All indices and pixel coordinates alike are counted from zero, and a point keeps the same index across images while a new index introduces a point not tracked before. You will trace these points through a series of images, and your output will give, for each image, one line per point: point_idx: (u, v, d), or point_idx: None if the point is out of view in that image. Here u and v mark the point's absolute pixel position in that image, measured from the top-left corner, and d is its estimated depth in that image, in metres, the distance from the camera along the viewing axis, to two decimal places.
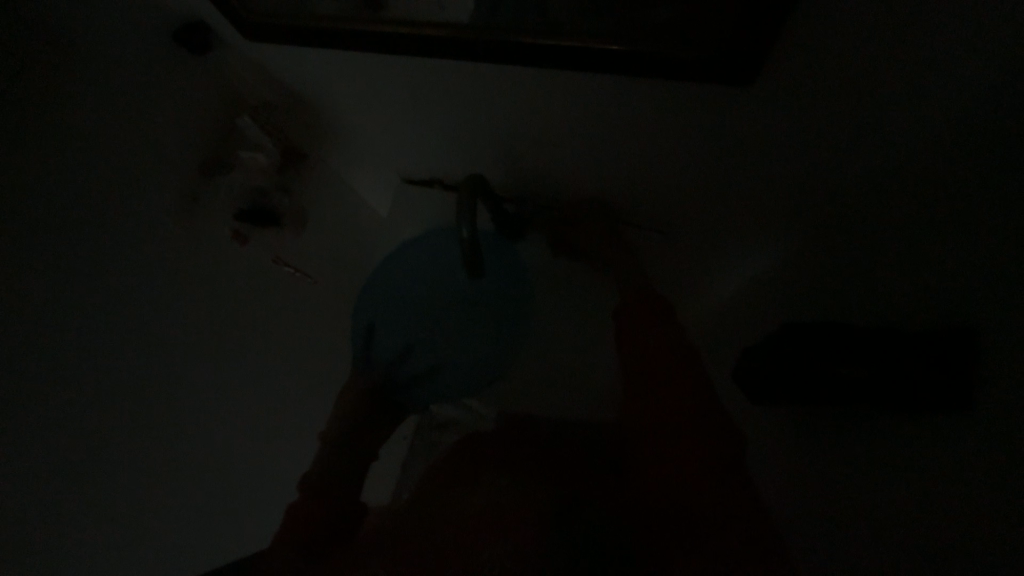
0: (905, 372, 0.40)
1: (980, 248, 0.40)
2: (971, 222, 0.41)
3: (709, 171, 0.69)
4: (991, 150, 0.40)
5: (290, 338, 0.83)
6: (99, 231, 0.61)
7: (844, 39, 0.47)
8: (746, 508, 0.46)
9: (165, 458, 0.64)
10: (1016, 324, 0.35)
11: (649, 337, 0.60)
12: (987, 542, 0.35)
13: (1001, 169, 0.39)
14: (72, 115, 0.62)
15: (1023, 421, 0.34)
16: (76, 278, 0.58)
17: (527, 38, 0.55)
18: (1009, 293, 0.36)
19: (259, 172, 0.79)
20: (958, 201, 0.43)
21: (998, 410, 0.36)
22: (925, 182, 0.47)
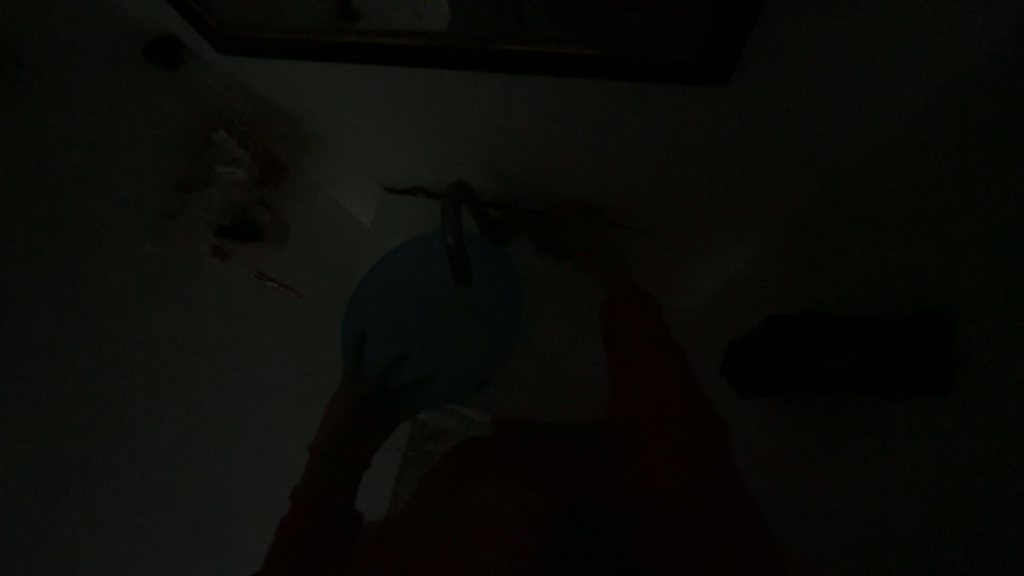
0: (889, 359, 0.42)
1: (955, 236, 0.41)
2: (946, 211, 0.43)
3: (689, 172, 0.70)
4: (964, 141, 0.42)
5: (279, 352, 0.84)
6: (77, 251, 0.58)
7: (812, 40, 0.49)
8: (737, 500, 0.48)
9: (151, 481, 0.64)
10: (989, 307, 0.37)
11: (634, 335, 0.61)
12: (968, 517, 0.36)
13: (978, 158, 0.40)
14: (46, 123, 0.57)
15: (999, 400, 0.35)
16: (54, 302, 0.55)
17: (503, 44, 0.56)
18: (985, 279, 0.38)
19: (239, 186, 0.75)
20: (936, 191, 0.44)
21: (974, 389, 0.37)
22: (916, 175, 0.48)
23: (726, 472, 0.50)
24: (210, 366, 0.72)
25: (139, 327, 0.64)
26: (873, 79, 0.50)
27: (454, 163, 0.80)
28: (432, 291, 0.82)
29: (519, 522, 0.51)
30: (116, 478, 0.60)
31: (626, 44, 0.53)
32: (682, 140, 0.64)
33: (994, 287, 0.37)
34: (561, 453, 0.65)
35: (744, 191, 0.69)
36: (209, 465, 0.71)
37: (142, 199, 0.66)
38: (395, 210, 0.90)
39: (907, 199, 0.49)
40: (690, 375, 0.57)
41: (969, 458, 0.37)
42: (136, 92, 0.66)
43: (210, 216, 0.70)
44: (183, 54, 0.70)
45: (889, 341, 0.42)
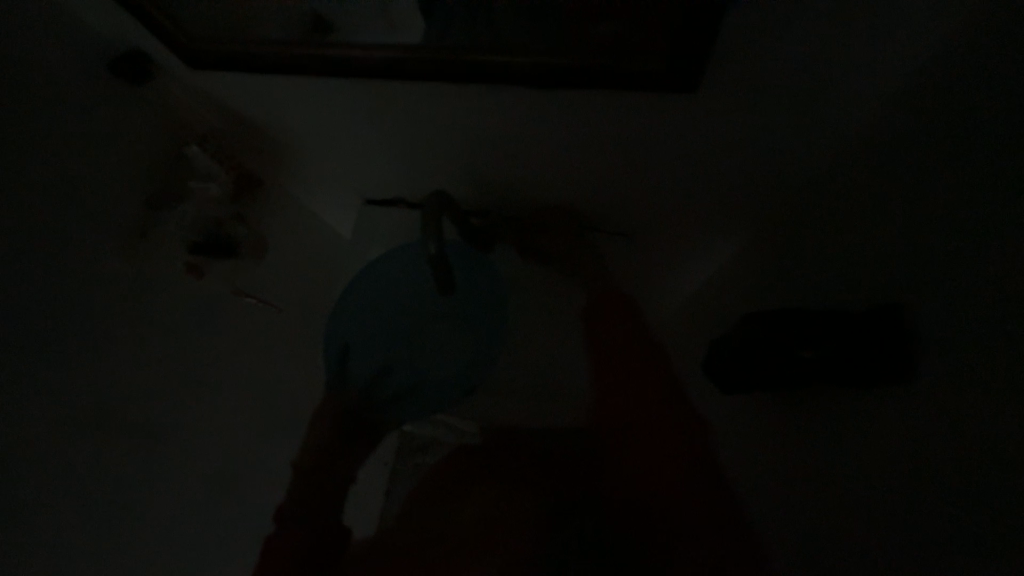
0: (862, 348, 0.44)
1: (931, 230, 0.43)
2: (917, 204, 0.45)
3: (670, 174, 0.71)
4: (936, 139, 0.44)
5: (260, 370, 0.81)
6: (45, 269, 0.56)
7: (778, 44, 0.52)
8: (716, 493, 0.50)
9: (127, 509, 0.61)
10: (969, 297, 0.39)
11: (616, 336, 0.62)
12: (951, 501, 0.37)
13: (947, 155, 0.43)
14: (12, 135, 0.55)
15: (985, 387, 0.36)
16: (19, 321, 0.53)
17: (483, 57, 0.58)
18: (954, 264, 0.40)
19: (212, 202, 0.73)
20: (910, 186, 0.46)
21: (953, 377, 0.39)
22: (884, 171, 0.50)
23: (706, 466, 0.52)
24: (187, 388, 0.70)
25: (111, 350, 0.62)
26: (840, 79, 0.53)
27: (432, 172, 0.79)
28: (417, 300, 0.81)
29: (514, 527, 0.51)
30: (89, 508, 0.58)
31: (600, 53, 0.55)
32: (661, 142, 0.66)
33: (964, 276, 0.39)
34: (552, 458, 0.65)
35: (723, 192, 0.71)
36: (188, 490, 0.69)
37: (113, 217, 0.65)
38: (373, 220, 0.88)
39: (877, 194, 0.50)
40: (666, 371, 0.58)
41: (939, 442, 0.39)
42: (101, 106, 0.64)
43: (187, 236, 0.70)
44: (152, 67, 0.69)
45: (870, 332, 0.44)
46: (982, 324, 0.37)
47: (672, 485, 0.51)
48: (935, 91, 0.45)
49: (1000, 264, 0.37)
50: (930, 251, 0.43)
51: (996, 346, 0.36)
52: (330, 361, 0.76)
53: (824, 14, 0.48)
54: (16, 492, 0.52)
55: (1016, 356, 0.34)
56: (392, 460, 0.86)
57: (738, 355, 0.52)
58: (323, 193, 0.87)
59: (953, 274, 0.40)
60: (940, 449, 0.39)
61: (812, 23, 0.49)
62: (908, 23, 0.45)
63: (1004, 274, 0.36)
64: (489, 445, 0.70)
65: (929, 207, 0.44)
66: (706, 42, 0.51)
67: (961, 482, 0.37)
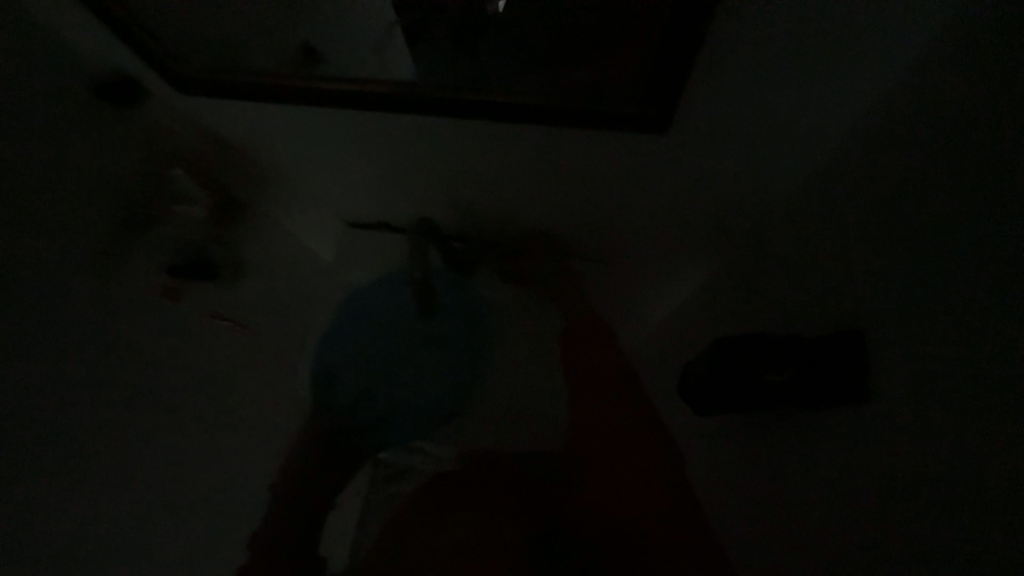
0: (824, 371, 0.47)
1: (875, 261, 0.48)
2: (861, 239, 0.50)
3: (644, 203, 0.75)
4: (880, 180, 0.49)
5: (234, 403, 0.76)
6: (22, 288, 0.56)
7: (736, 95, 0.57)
8: (677, 511, 0.53)
9: (73, 553, 0.56)
10: (911, 324, 0.43)
11: (591, 360, 0.64)
12: (914, 519, 0.40)
13: (885, 197, 0.47)
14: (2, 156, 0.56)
15: (935, 411, 0.39)
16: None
17: (470, 93, 0.60)
18: (895, 293, 0.45)
19: (195, 224, 0.76)
20: (859, 221, 0.50)
21: (906, 399, 0.42)
22: (833, 204, 0.55)
23: (672, 485, 0.54)
24: (149, 418, 0.66)
25: (71, 370, 0.59)
26: (792, 122, 0.58)
27: (418, 200, 0.81)
28: (395, 327, 0.84)
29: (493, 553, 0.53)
30: (34, 552, 0.53)
31: (578, 93, 0.59)
32: (634, 171, 0.70)
33: (904, 304, 0.44)
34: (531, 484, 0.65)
35: (692, 221, 0.75)
36: (150, 537, 0.63)
37: (88, 236, 0.64)
38: (359, 244, 0.89)
39: (830, 227, 0.55)
40: (643, 395, 0.60)
41: (894, 462, 0.42)
42: (70, 121, 0.64)
43: (165, 256, 0.71)
44: (140, 92, 0.71)
45: (835, 360, 0.48)
46: (923, 348, 0.41)
47: (640, 505, 0.53)
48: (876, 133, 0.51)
49: (935, 295, 0.41)
50: (878, 282, 0.47)
51: (942, 368, 0.39)
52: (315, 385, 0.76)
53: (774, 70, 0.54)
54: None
55: (955, 377, 0.38)
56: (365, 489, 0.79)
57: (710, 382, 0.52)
58: (309, 216, 0.88)
59: (897, 303, 0.44)
60: (896, 468, 0.42)
61: (762, 78, 0.55)
62: (858, 72, 0.52)
63: (940, 303, 0.40)
64: (467, 471, 0.70)
65: (877, 240, 0.48)
66: (671, 93, 0.56)
67: (924, 497, 0.39)
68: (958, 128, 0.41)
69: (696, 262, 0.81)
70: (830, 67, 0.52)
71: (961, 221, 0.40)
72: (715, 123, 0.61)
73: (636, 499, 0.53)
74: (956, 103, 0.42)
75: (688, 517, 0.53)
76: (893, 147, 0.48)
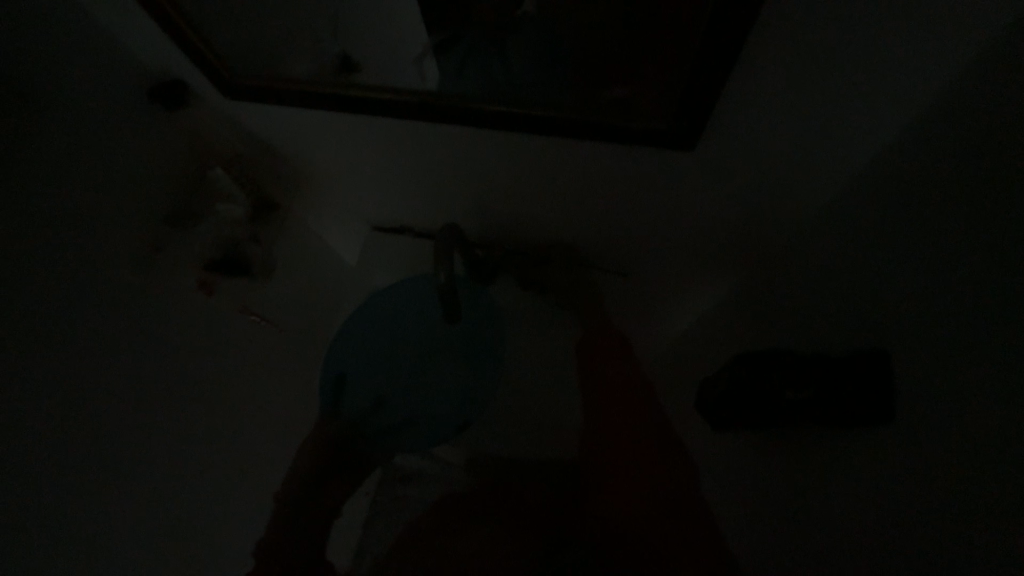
0: (846, 391, 0.47)
1: (893, 285, 0.48)
2: (880, 263, 0.50)
3: (666, 220, 0.76)
4: (900, 204, 0.50)
5: (253, 394, 0.79)
6: (68, 274, 0.60)
7: (761, 117, 0.58)
8: (702, 546, 0.50)
9: (97, 536, 0.58)
10: (921, 348, 0.43)
11: (607, 370, 0.65)
12: (922, 543, 0.40)
13: (905, 221, 0.48)
14: (53, 152, 0.61)
15: (947, 440, 0.39)
16: (42, 323, 0.56)
17: (496, 107, 0.62)
18: (911, 317, 0.45)
19: (233, 223, 0.80)
20: (881, 244, 0.51)
21: (916, 424, 0.42)
22: (862, 226, 0.55)
23: (692, 515, 0.52)
24: (177, 406, 0.69)
25: (105, 356, 0.62)
26: (815, 144, 0.59)
27: (442, 206, 0.84)
28: (425, 332, 0.83)
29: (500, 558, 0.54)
30: (72, 519, 0.56)
31: (603, 110, 0.61)
32: (658, 186, 0.71)
33: (915, 328, 0.44)
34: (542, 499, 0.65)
35: (713, 239, 0.76)
36: (171, 514, 0.65)
37: (131, 228, 0.69)
38: (383, 249, 0.92)
39: (857, 250, 0.54)
40: (658, 412, 0.61)
41: (914, 493, 0.42)
42: (116, 120, 0.68)
43: (202, 253, 0.76)
44: (186, 94, 0.74)
45: (837, 373, 0.48)
46: (932, 374, 0.42)
47: (660, 534, 0.51)
48: (907, 156, 0.51)
49: (959, 322, 0.40)
50: (904, 308, 0.46)
51: (957, 395, 0.39)
52: (326, 388, 0.77)
53: (797, 94, 0.55)
54: (24, 484, 0.52)
55: (965, 406, 0.39)
56: (374, 492, 0.77)
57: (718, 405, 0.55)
58: (340, 220, 0.92)
59: (913, 327, 0.45)
60: (916, 500, 0.41)
61: (784, 105, 0.56)
62: (887, 97, 0.52)
63: (953, 329, 0.41)
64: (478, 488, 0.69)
65: (900, 264, 0.48)
66: (701, 113, 0.56)
67: (936, 526, 0.39)
68: (982, 158, 0.41)
69: (719, 278, 0.81)
70: (855, 93, 0.53)
71: (991, 249, 0.39)
72: (738, 146, 0.62)
73: (649, 523, 0.52)
74: (987, 131, 0.42)
75: (710, 537, 0.51)
76: (925, 173, 0.48)
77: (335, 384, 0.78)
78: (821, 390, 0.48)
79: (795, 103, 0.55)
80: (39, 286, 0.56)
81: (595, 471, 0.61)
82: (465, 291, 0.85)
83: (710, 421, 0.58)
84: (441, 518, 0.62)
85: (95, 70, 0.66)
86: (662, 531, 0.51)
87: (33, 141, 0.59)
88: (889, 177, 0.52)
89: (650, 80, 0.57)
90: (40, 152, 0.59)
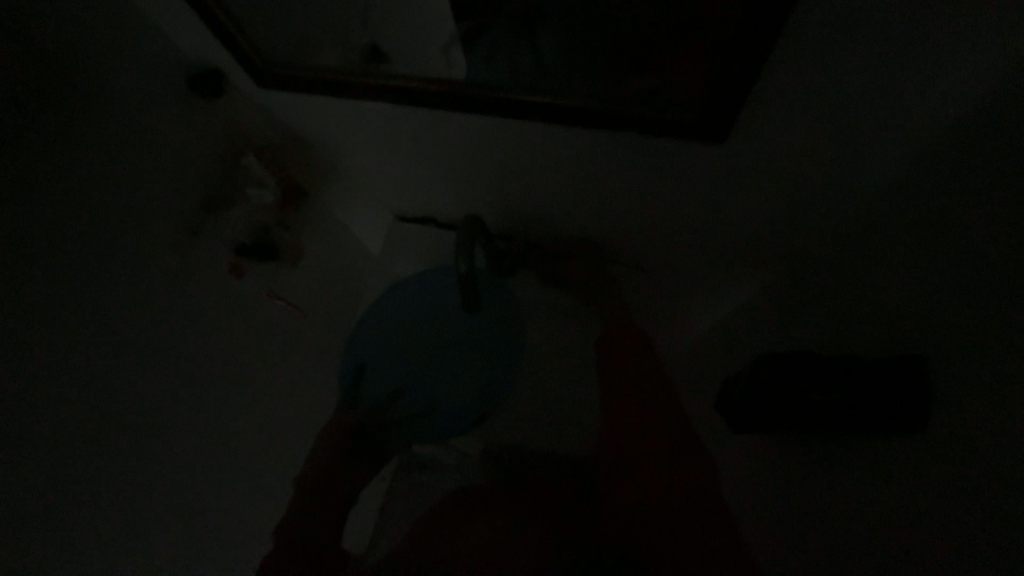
0: (875, 397, 0.45)
1: (937, 286, 0.45)
2: (922, 264, 0.48)
3: (689, 216, 0.74)
4: (944, 204, 0.47)
5: (280, 375, 0.81)
6: (110, 258, 0.66)
7: (795, 112, 0.55)
8: (727, 548, 0.48)
9: (128, 504, 0.62)
10: (972, 355, 0.40)
11: (631, 369, 0.63)
12: (950, 560, 0.38)
13: (950, 221, 0.46)
14: (98, 150, 0.68)
15: (989, 452, 0.37)
16: (85, 302, 0.62)
17: (530, 96, 0.62)
18: (957, 321, 0.42)
19: (263, 209, 0.81)
20: (923, 245, 0.48)
21: (957, 435, 0.40)
22: (900, 227, 0.52)
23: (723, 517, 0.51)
24: (204, 384, 0.72)
25: (141, 334, 0.67)
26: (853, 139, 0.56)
27: (466, 197, 0.84)
28: (444, 320, 0.85)
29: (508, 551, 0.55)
30: (109, 480, 0.62)
31: (633, 101, 0.59)
32: (682, 182, 0.69)
33: (961, 335, 0.42)
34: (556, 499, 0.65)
35: (737, 237, 0.74)
36: (197, 488, 0.68)
37: (167, 215, 0.74)
38: (406, 238, 0.93)
39: (895, 250, 0.52)
40: (682, 410, 0.59)
41: (949, 506, 0.40)
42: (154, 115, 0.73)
43: (233, 238, 0.78)
44: (223, 82, 0.76)
45: (871, 375, 0.46)
46: (982, 382, 0.39)
47: (686, 531, 0.50)
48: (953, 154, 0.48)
49: (1014, 328, 0.38)
50: (948, 309, 0.43)
51: (1002, 406, 0.37)
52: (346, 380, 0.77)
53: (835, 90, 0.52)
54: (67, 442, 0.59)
55: (1011, 417, 0.36)
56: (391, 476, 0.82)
57: (743, 408, 0.54)
58: (364, 208, 0.93)
59: (959, 331, 0.42)
60: (953, 514, 0.39)
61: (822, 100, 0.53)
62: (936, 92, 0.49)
63: (1003, 336, 0.38)
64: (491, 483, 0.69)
65: (944, 265, 0.45)
66: (733, 105, 0.55)
67: (969, 543, 0.37)
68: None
69: (741, 279, 0.78)
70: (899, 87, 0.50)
71: None
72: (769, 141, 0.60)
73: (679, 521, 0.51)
74: None
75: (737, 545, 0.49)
76: (974, 171, 0.45)
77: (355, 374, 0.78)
78: (848, 393, 0.46)
79: (833, 95, 0.52)
80: (80, 272, 0.63)
81: (615, 468, 0.60)
82: (483, 284, 0.85)
83: (734, 425, 0.57)
84: (453, 507, 0.63)
85: (136, 65, 0.71)
86: (680, 534, 0.50)
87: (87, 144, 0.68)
88: (931, 172, 0.50)
89: (684, 70, 0.55)
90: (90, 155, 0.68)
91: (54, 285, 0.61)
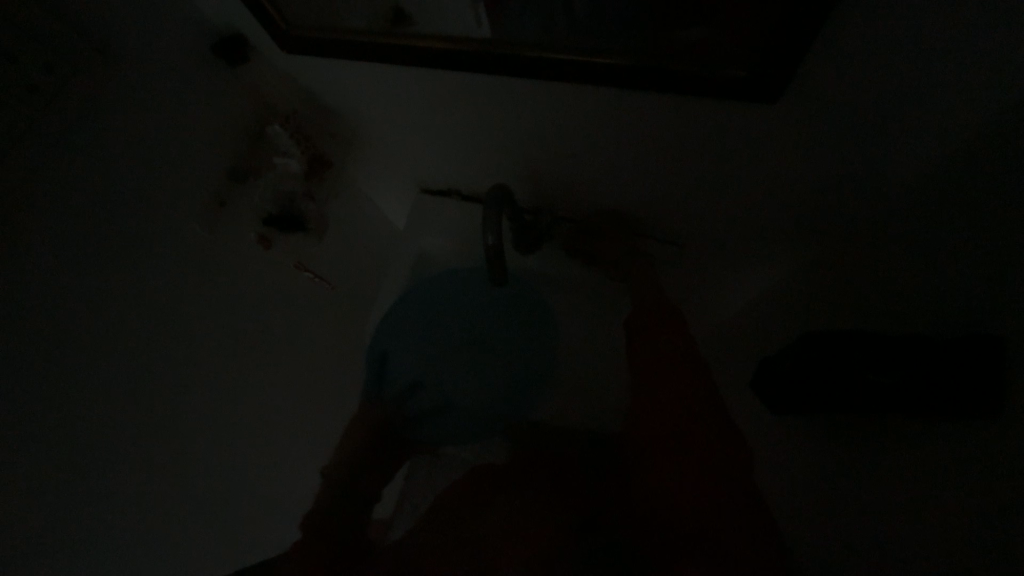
0: (940, 393, 0.40)
1: (986, 253, 0.42)
2: (972, 234, 0.43)
3: (721, 190, 0.70)
4: (985, 169, 0.44)
5: (304, 342, 0.87)
6: (144, 230, 0.65)
7: (858, 78, 0.48)
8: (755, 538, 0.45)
9: (169, 473, 0.65)
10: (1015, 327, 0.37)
11: (656, 347, 0.61)
12: (983, 545, 0.37)
13: (1002, 183, 0.41)
14: (122, 113, 0.64)
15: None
16: (122, 276, 0.62)
17: (557, 54, 0.58)
18: (1010, 289, 0.39)
19: (289, 178, 0.82)
20: (971, 209, 0.44)
21: (1006, 421, 0.37)
22: (947, 194, 0.47)
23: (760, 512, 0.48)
24: (230, 360, 0.74)
25: (169, 309, 0.67)
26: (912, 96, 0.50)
27: (485, 167, 0.83)
28: (467, 297, 0.88)
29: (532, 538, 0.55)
30: (142, 452, 0.63)
31: (676, 59, 0.54)
32: (717, 153, 0.64)
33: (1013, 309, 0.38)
34: (573, 482, 0.64)
35: (770, 215, 0.70)
36: (226, 458, 0.73)
37: (191, 187, 0.72)
38: (428, 209, 0.92)
39: (943, 226, 0.47)
40: (716, 393, 0.55)
41: (995, 503, 0.37)
42: (177, 81, 0.71)
43: (263, 206, 0.79)
44: (247, 50, 0.76)
45: (918, 361, 0.41)
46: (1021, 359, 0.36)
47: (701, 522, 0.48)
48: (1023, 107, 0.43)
49: None
50: (998, 287, 0.40)
51: None
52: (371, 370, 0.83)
53: (892, 62, 0.46)
54: (108, 415, 0.59)
55: None
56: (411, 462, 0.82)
57: (766, 379, 0.53)
58: (385, 179, 0.94)
59: (1012, 308, 0.38)
60: (997, 511, 0.36)
61: (878, 74, 0.47)
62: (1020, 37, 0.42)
63: None
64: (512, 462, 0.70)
65: (1000, 234, 0.41)
66: (780, 73, 0.50)
67: (1000, 530, 0.36)
68: None
69: (773, 258, 0.75)
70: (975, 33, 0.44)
71: None
72: (819, 119, 0.54)
73: (706, 520, 0.48)
74: None
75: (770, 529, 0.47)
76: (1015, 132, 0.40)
77: (378, 364, 0.83)
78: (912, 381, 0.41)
79: (890, 65, 0.46)
80: (109, 251, 0.61)
81: (646, 454, 0.58)
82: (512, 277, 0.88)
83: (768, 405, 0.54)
84: (475, 485, 0.64)
85: (160, 29, 0.68)
86: (702, 523, 0.48)
87: (111, 104, 0.63)
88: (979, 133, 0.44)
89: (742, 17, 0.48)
90: (113, 116, 0.63)
91: (74, 262, 0.58)
